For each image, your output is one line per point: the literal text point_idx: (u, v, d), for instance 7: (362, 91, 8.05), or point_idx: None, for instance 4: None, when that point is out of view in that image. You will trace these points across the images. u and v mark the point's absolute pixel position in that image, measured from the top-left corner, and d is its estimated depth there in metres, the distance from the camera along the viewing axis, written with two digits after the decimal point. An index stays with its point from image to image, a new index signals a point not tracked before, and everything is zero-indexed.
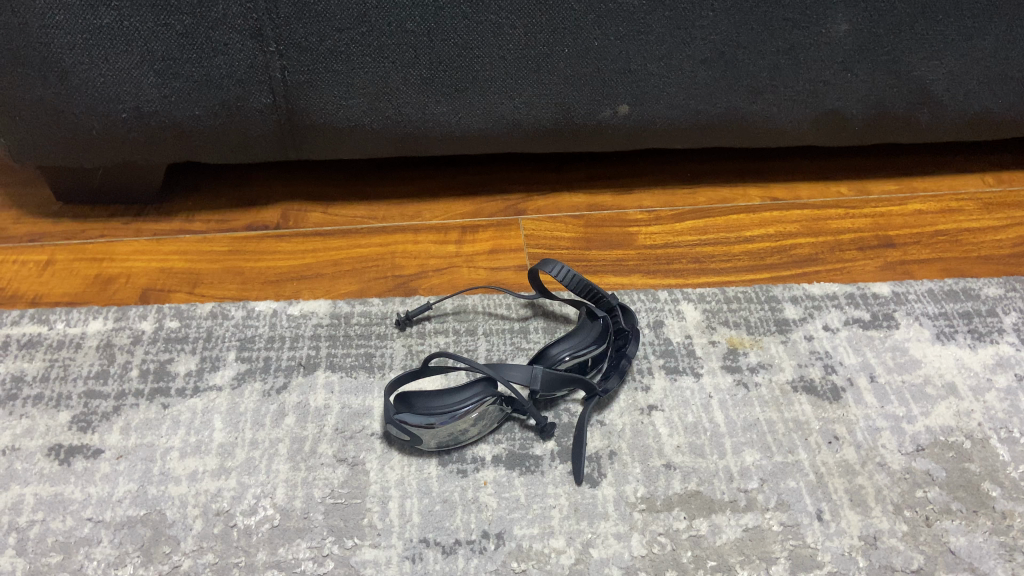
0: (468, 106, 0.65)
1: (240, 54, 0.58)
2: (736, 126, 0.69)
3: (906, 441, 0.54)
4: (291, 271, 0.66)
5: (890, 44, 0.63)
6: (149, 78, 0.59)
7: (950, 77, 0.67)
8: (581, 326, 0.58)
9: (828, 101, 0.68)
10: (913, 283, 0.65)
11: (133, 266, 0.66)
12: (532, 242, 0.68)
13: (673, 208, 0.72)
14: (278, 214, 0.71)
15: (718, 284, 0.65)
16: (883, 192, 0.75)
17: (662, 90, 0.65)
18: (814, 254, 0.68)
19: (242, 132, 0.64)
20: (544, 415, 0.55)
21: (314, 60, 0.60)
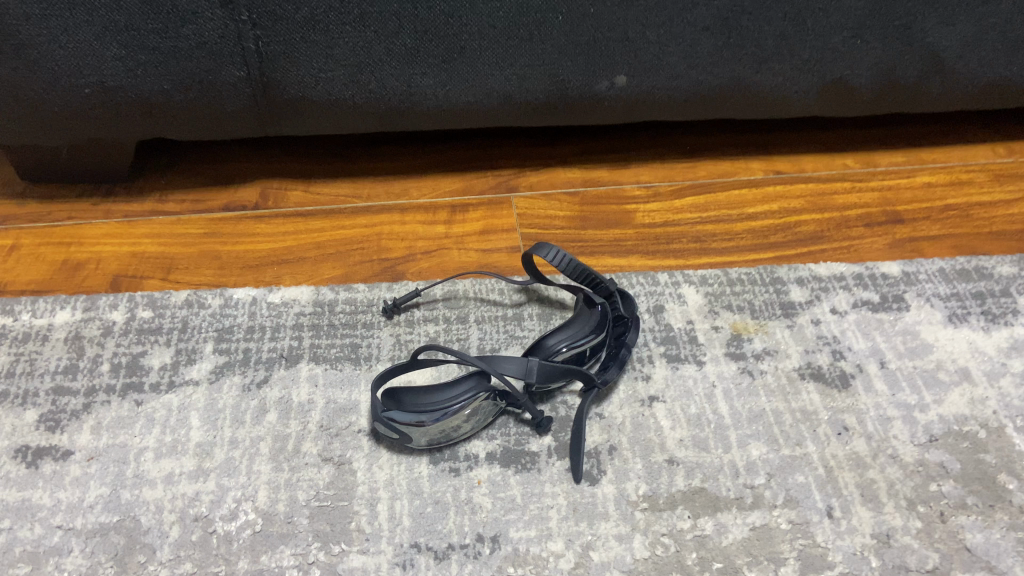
0: (455, 77, 0.61)
1: (209, 23, 0.54)
2: (738, 96, 0.66)
3: (918, 431, 0.52)
4: (271, 254, 0.62)
5: (903, 9, 0.60)
6: (113, 51, 0.55)
7: (964, 44, 0.63)
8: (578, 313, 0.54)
9: (836, 70, 0.64)
10: (924, 261, 0.62)
11: (103, 250, 0.62)
12: (525, 221, 0.65)
13: (672, 183, 0.69)
14: (257, 193, 0.67)
15: (721, 265, 0.62)
16: (891, 164, 0.71)
17: (661, 59, 0.61)
18: (820, 232, 0.65)
19: (215, 106, 0.60)
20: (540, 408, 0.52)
21: (289, 29, 0.56)
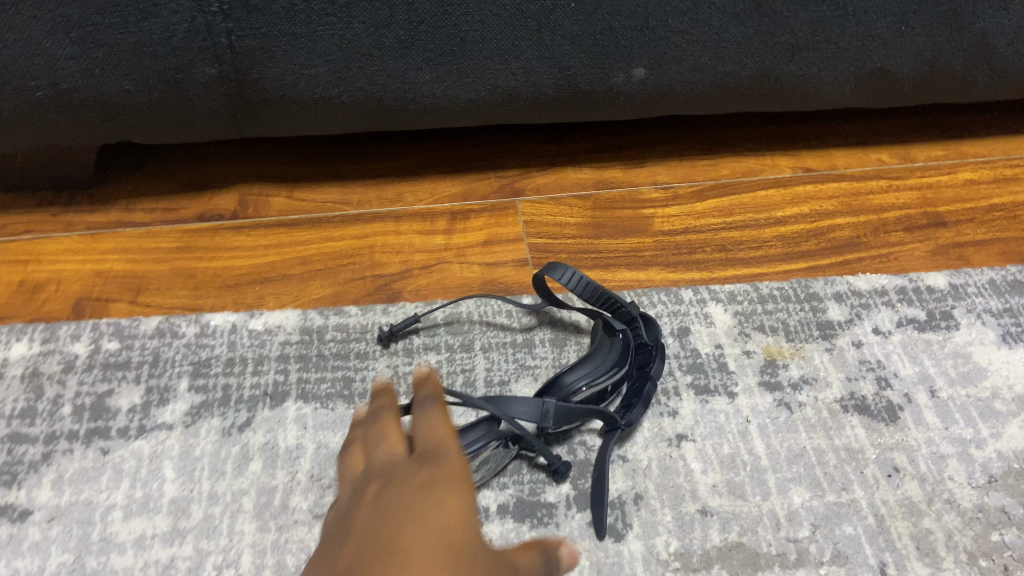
0: (454, 72, 0.54)
1: (174, 16, 0.47)
2: (767, 88, 0.60)
3: (976, 471, 0.47)
4: (252, 271, 0.56)
5: None
6: (66, 49, 0.48)
7: (1018, 29, 0.57)
8: (596, 347, 0.48)
9: (875, 59, 0.58)
10: (972, 272, 0.56)
11: (64, 269, 0.56)
12: (532, 230, 0.59)
13: (692, 184, 0.63)
14: (235, 200, 0.61)
15: (749, 279, 0.56)
16: (929, 159, 0.65)
17: (684, 49, 0.55)
18: (856, 238, 0.59)
19: (186, 108, 0.53)
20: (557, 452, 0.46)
21: (266, 22, 0.49)
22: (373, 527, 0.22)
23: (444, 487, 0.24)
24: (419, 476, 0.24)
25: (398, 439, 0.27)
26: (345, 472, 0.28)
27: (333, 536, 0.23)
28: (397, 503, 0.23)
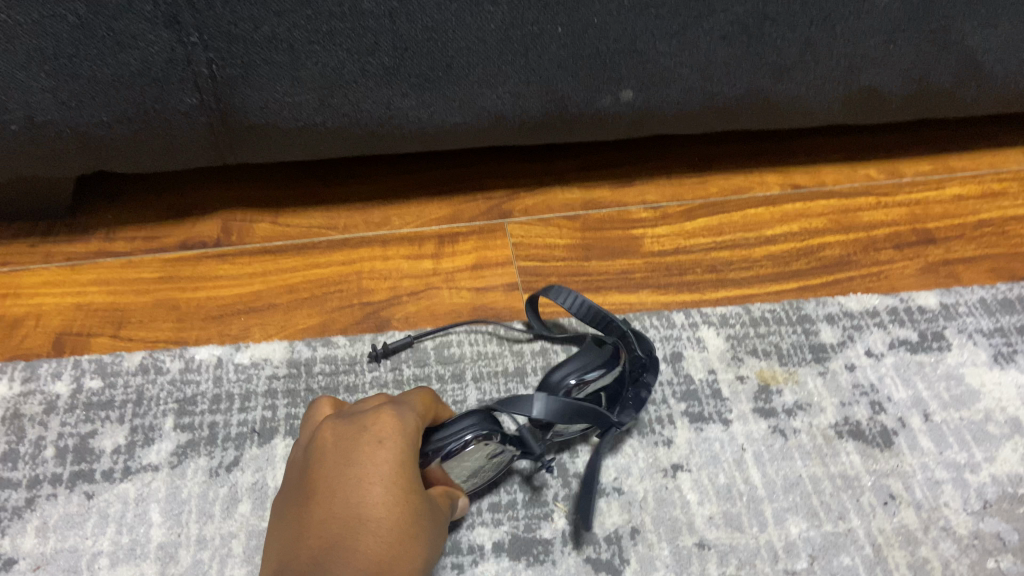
0: (441, 98, 0.54)
1: (152, 47, 0.46)
2: (754, 107, 0.59)
3: (971, 497, 0.46)
4: (237, 301, 0.55)
5: (942, 13, 0.53)
6: (40, 81, 0.47)
7: (1005, 46, 0.57)
8: (584, 347, 0.47)
9: (864, 78, 0.57)
10: (962, 290, 0.56)
11: (44, 303, 0.54)
12: (522, 252, 0.58)
13: (681, 202, 0.63)
14: (218, 226, 0.60)
15: (741, 300, 0.56)
16: (917, 174, 0.65)
17: (674, 71, 0.55)
18: (845, 256, 0.59)
19: (166, 137, 0.52)
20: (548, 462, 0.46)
21: (248, 51, 0.48)
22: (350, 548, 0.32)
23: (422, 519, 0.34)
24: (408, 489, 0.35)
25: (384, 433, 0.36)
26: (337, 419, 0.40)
27: (330, 494, 0.34)
28: (388, 498, 0.34)
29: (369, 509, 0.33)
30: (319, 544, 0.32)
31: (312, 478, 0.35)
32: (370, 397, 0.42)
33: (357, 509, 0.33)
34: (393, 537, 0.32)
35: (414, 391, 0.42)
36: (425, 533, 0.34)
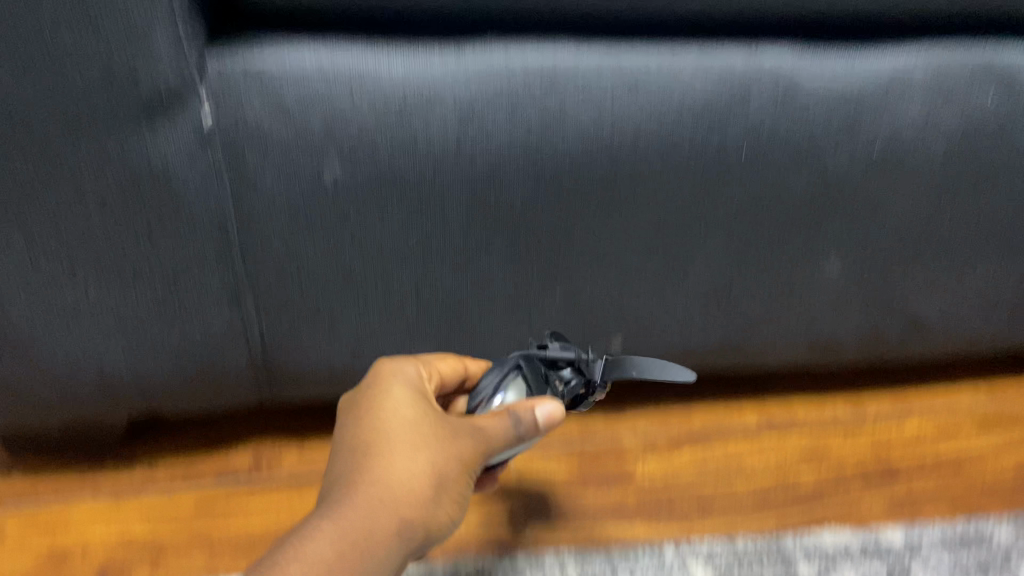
0: (457, 352, 0.64)
1: (216, 319, 0.57)
2: (730, 358, 0.70)
3: None
4: (263, 534, 0.60)
5: (880, 286, 0.65)
6: (117, 348, 0.57)
7: (939, 310, 0.68)
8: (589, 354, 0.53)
9: (822, 331, 0.68)
10: (925, 528, 0.62)
11: (89, 537, 0.60)
12: (525, 485, 0.65)
13: (669, 436, 0.69)
14: (249, 458, 0.66)
15: (726, 532, 0.62)
16: (880, 410, 0.73)
17: (655, 330, 0.67)
18: (817, 490, 0.65)
19: (218, 387, 0.61)
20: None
21: (295, 315, 0.59)
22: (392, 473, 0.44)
23: (439, 416, 0.47)
24: (426, 411, 0.47)
25: (403, 462, 0.44)
26: (378, 391, 0.48)
27: (368, 440, 0.45)
28: (409, 414, 0.46)
29: (389, 429, 0.45)
30: (351, 455, 0.45)
31: (354, 400, 0.49)
32: (405, 362, 0.51)
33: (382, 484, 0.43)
34: (416, 433, 0.45)
35: (421, 359, 0.53)
36: (458, 435, 0.45)
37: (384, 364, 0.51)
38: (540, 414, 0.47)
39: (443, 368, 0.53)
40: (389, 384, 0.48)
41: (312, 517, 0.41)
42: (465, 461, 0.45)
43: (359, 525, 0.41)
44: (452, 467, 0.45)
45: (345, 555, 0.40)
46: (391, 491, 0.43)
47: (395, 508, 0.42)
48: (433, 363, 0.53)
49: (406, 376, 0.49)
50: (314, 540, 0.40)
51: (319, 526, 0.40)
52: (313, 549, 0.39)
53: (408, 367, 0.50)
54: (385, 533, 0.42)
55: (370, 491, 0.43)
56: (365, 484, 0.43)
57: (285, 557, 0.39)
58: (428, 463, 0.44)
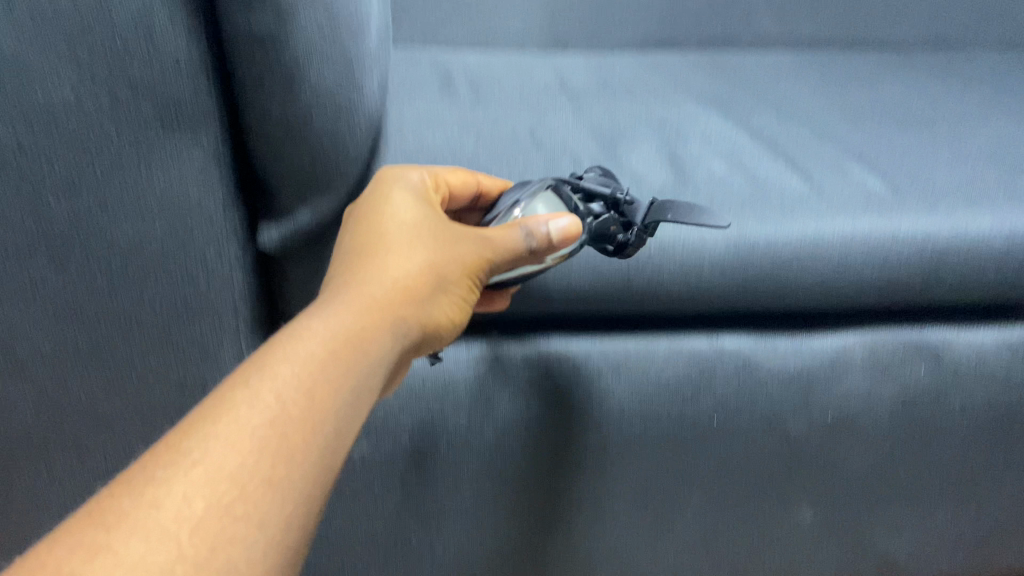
0: None
1: None
2: None
3: None
4: None
5: (851, 532, 0.74)
6: None
7: (910, 549, 0.76)
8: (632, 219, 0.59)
9: (804, 569, 0.76)
10: None
11: None
12: None
13: None
14: None
15: None
16: None
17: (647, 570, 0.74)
18: None
19: None
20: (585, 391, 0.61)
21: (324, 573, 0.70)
22: (297, 377, 0.39)
23: (440, 226, 0.52)
24: (413, 229, 0.51)
25: (352, 370, 0.41)
26: (371, 213, 0.53)
27: (337, 303, 0.45)
28: (394, 233, 0.51)
29: (379, 254, 0.49)
30: (356, 277, 0.48)
31: (353, 220, 0.53)
32: (409, 172, 0.56)
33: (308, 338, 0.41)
34: (403, 254, 0.50)
35: (433, 170, 0.58)
36: (451, 245, 0.51)
37: (394, 174, 0.56)
38: (554, 228, 0.53)
39: (454, 181, 0.59)
40: (389, 215, 0.52)
41: (273, 356, 0.39)
42: (445, 256, 0.51)
43: (328, 345, 0.41)
44: (428, 277, 0.49)
45: (311, 364, 0.40)
46: (365, 317, 0.44)
47: (364, 331, 0.44)
48: (440, 175, 0.59)
49: (405, 193, 0.54)
50: (287, 357, 0.40)
51: (284, 347, 0.40)
52: (269, 389, 0.38)
53: (410, 188, 0.55)
54: (365, 326, 0.44)
55: (348, 300, 0.45)
56: (347, 313, 0.44)
57: (250, 378, 0.38)
58: (410, 276, 0.49)
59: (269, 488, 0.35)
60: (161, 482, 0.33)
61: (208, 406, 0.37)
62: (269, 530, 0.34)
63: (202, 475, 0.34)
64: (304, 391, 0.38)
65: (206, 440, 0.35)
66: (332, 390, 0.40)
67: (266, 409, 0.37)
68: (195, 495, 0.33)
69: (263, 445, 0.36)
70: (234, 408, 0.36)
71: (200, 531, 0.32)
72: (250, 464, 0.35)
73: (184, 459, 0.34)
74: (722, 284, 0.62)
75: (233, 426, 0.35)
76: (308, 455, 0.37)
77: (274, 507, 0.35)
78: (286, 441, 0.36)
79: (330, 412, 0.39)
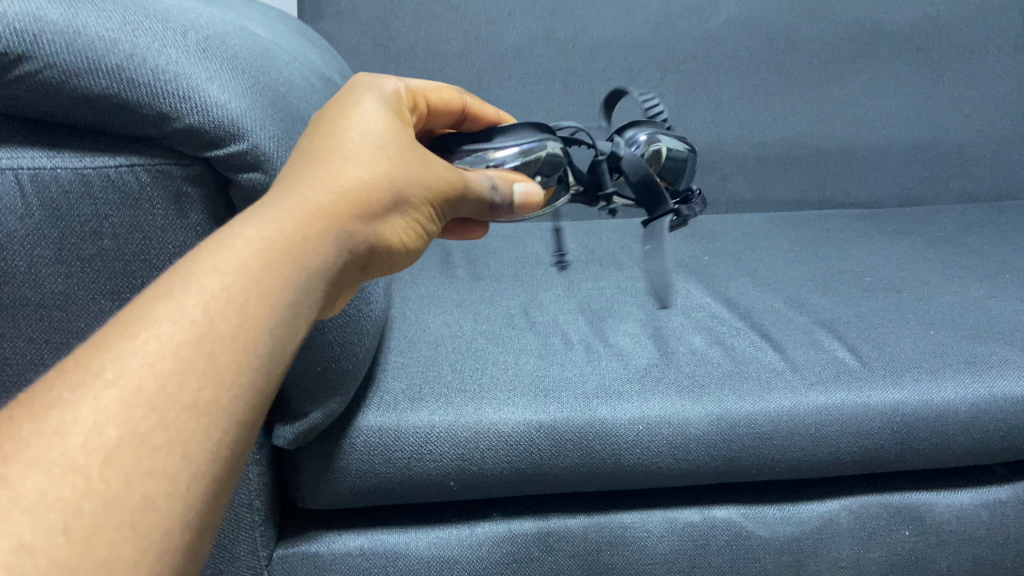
0: None
1: None
2: None
3: None
4: None
5: None
6: None
7: None
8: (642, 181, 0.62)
9: None
10: None
11: None
12: None
13: None
14: None
15: None
16: None
17: None
18: None
19: None
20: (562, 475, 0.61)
21: None
22: (246, 254, 0.36)
23: (401, 147, 0.47)
24: (369, 138, 0.46)
25: (302, 269, 0.38)
26: (318, 128, 0.47)
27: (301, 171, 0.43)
28: (352, 139, 0.46)
29: (328, 156, 0.44)
30: (305, 177, 0.42)
31: (308, 129, 0.48)
32: (380, 90, 0.52)
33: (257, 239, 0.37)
34: (355, 162, 0.44)
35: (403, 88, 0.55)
36: (416, 167, 0.47)
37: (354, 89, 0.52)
38: (520, 191, 0.55)
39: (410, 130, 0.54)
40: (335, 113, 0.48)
41: (202, 264, 0.35)
42: (404, 177, 0.46)
43: (260, 253, 0.36)
44: (379, 190, 0.44)
45: (246, 273, 0.35)
46: (308, 224, 0.39)
47: (302, 234, 0.38)
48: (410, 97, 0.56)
49: (361, 103, 0.49)
50: (216, 267, 0.35)
51: (215, 251, 0.35)
52: (193, 296, 0.33)
53: (370, 99, 0.50)
54: (314, 231, 0.39)
55: (292, 205, 0.39)
56: (287, 219, 0.38)
57: (173, 287, 0.33)
58: (363, 181, 0.44)
59: (195, 413, 0.30)
60: (67, 405, 0.28)
61: (118, 318, 0.32)
62: (186, 457, 0.29)
63: (112, 393, 0.29)
64: (241, 303, 0.34)
65: (120, 351, 0.30)
66: (260, 315, 0.34)
67: (186, 322, 0.32)
68: (100, 413, 0.28)
69: (179, 362, 0.31)
70: (147, 320, 0.31)
71: (110, 458, 0.27)
72: (160, 386, 0.30)
73: (77, 384, 0.29)
74: (708, 459, 0.67)
75: (147, 337, 0.31)
76: (235, 376, 0.32)
77: (194, 432, 0.30)
78: (214, 362, 0.32)
79: (288, 272, 0.37)
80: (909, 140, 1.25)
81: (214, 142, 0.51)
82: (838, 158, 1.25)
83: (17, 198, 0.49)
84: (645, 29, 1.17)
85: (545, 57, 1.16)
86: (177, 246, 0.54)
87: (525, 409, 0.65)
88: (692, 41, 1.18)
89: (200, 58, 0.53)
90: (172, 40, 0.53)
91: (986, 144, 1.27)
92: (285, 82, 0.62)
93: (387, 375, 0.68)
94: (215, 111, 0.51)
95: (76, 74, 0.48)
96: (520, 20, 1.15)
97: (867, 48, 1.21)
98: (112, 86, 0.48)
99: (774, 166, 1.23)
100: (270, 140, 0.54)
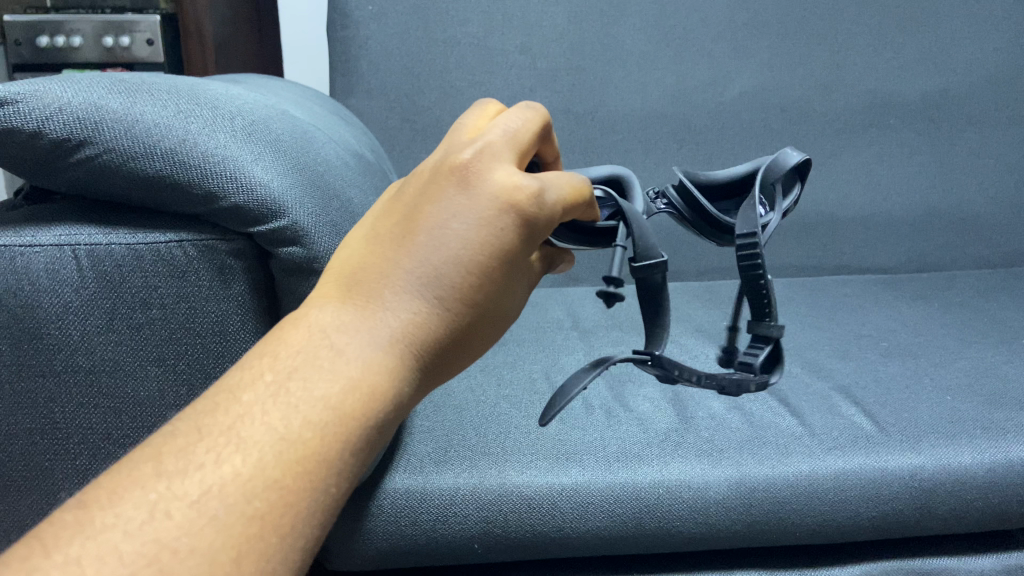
0: None
1: None
2: None
3: None
4: None
5: None
6: None
7: None
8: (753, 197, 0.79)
9: None
10: None
11: None
12: None
13: None
14: None
15: None
16: None
17: None
18: None
19: None
20: (572, 536, 0.67)
21: None
22: (329, 377, 0.43)
23: (510, 220, 0.47)
24: (480, 216, 0.46)
25: (373, 379, 0.44)
26: (430, 194, 0.47)
27: (398, 260, 0.47)
28: (459, 222, 0.46)
29: (424, 243, 0.47)
30: (390, 269, 0.47)
31: (416, 195, 0.48)
32: (512, 114, 0.50)
33: (345, 359, 0.44)
34: (451, 257, 0.46)
35: (538, 108, 0.51)
36: (515, 249, 0.48)
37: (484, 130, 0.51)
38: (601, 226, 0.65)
39: (552, 174, 0.51)
40: (454, 172, 0.47)
41: (296, 376, 0.42)
42: (505, 268, 0.48)
43: (347, 384, 0.43)
44: (470, 287, 0.47)
45: (329, 398, 0.42)
46: (386, 336, 0.45)
47: (385, 361, 0.45)
48: (543, 119, 0.52)
49: (491, 161, 0.47)
50: (307, 386, 0.42)
51: (307, 375, 0.42)
52: (276, 412, 0.40)
53: (504, 150, 0.48)
54: (389, 357, 0.45)
55: (379, 323, 0.46)
56: (373, 338, 0.45)
57: (265, 404, 0.40)
58: (450, 283, 0.47)
59: (265, 527, 0.37)
60: (155, 503, 0.35)
61: (210, 414, 0.40)
62: (271, 560, 0.37)
63: (210, 495, 0.36)
64: (314, 424, 0.41)
65: (203, 447, 0.38)
66: (343, 437, 0.42)
67: (269, 433, 0.39)
68: (198, 514, 0.36)
69: (263, 470, 0.38)
70: (235, 424, 0.39)
71: (190, 549, 0.35)
72: (248, 492, 0.37)
73: (158, 471, 0.37)
74: (728, 523, 0.68)
75: (238, 441, 0.39)
76: (314, 494, 0.40)
77: (281, 548, 0.38)
78: (290, 490, 0.39)
79: (368, 402, 0.43)
80: (923, 208, 1.28)
81: (258, 218, 0.55)
82: (852, 225, 1.27)
83: (74, 272, 0.53)
84: (661, 102, 1.21)
85: (565, 129, 1.21)
86: (218, 315, 0.57)
87: (547, 475, 0.67)
88: (707, 113, 1.22)
89: (246, 142, 0.57)
90: (220, 125, 0.57)
91: (1000, 212, 1.29)
92: (323, 162, 0.66)
93: (413, 438, 0.70)
94: (260, 189, 0.55)
95: (133, 157, 0.52)
96: (541, 95, 1.20)
97: (876, 119, 1.25)
98: (166, 167, 0.53)
99: (791, 233, 1.26)
100: (309, 215, 0.58)
